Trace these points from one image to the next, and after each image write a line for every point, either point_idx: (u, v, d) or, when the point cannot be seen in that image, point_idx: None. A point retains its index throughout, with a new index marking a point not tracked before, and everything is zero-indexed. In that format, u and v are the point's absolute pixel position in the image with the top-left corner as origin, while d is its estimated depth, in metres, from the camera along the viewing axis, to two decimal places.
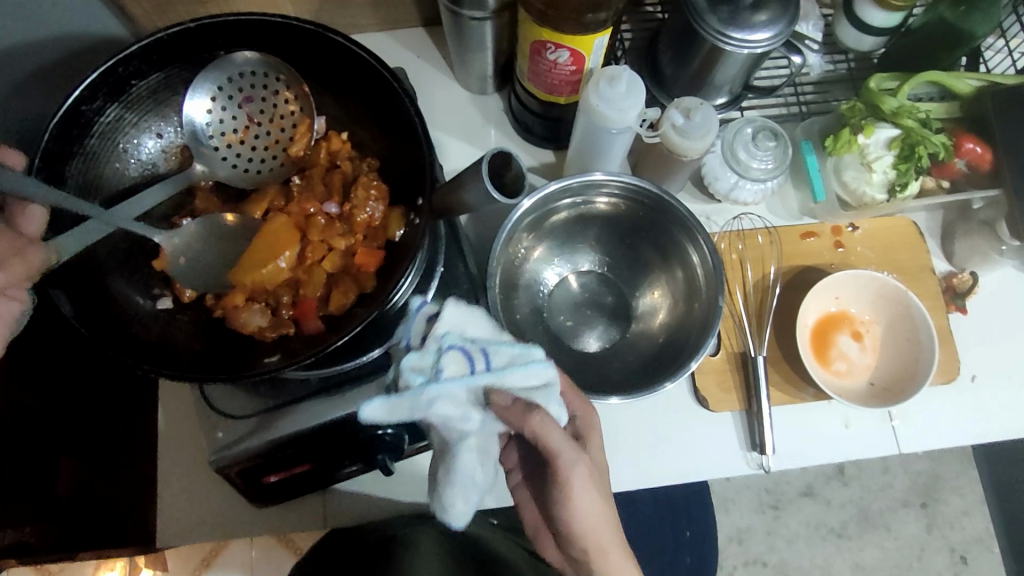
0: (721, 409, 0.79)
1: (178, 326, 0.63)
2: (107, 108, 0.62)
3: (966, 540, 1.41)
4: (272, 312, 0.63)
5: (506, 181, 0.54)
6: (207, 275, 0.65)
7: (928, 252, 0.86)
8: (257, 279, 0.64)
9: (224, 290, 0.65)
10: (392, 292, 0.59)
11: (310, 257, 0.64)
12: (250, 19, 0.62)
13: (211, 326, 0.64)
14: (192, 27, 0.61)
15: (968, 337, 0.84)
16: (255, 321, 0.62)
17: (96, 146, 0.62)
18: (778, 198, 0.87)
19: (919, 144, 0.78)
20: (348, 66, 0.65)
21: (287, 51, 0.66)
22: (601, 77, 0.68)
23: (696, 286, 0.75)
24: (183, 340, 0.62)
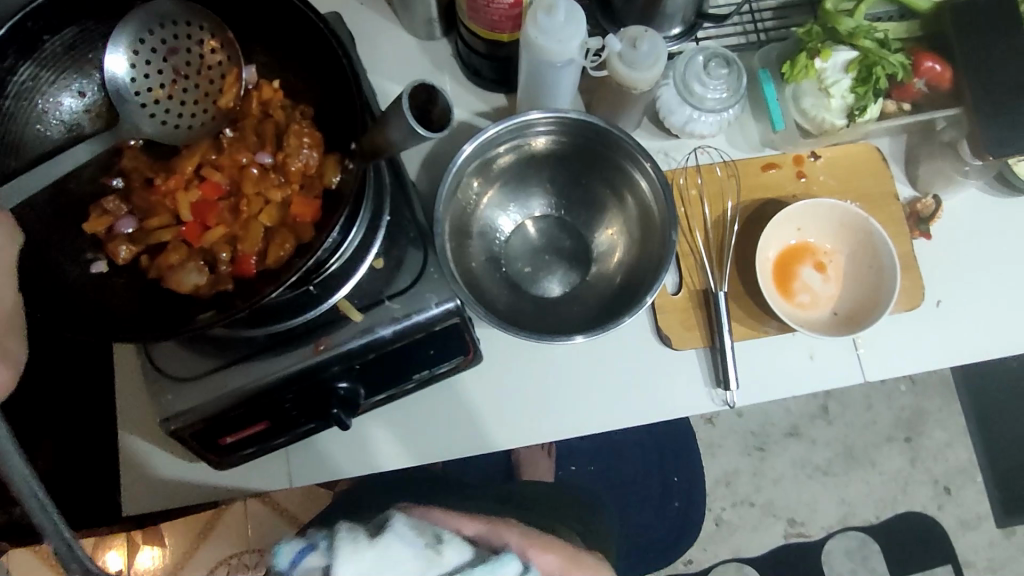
0: (683, 346, 0.79)
1: (114, 290, 0.61)
2: (19, 67, 0.59)
3: (949, 470, 1.42)
4: (210, 270, 0.61)
5: (432, 117, 0.51)
6: (141, 235, 0.63)
7: (892, 178, 0.84)
8: (193, 237, 0.63)
9: (160, 250, 0.63)
10: (328, 237, 0.58)
11: (246, 211, 0.62)
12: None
13: (148, 288, 0.62)
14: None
15: (933, 263, 0.83)
16: (191, 280, 0.60)
17: (11, 108, 0.60)
18: (738, 130, 0.84)
19: (877, 65, 0.76)
20: (272, 9, 0.62)
21: None
22: (538, 8, 0.65)
23: (651, 222, 0.74)
24: (121, 303, 0.61)
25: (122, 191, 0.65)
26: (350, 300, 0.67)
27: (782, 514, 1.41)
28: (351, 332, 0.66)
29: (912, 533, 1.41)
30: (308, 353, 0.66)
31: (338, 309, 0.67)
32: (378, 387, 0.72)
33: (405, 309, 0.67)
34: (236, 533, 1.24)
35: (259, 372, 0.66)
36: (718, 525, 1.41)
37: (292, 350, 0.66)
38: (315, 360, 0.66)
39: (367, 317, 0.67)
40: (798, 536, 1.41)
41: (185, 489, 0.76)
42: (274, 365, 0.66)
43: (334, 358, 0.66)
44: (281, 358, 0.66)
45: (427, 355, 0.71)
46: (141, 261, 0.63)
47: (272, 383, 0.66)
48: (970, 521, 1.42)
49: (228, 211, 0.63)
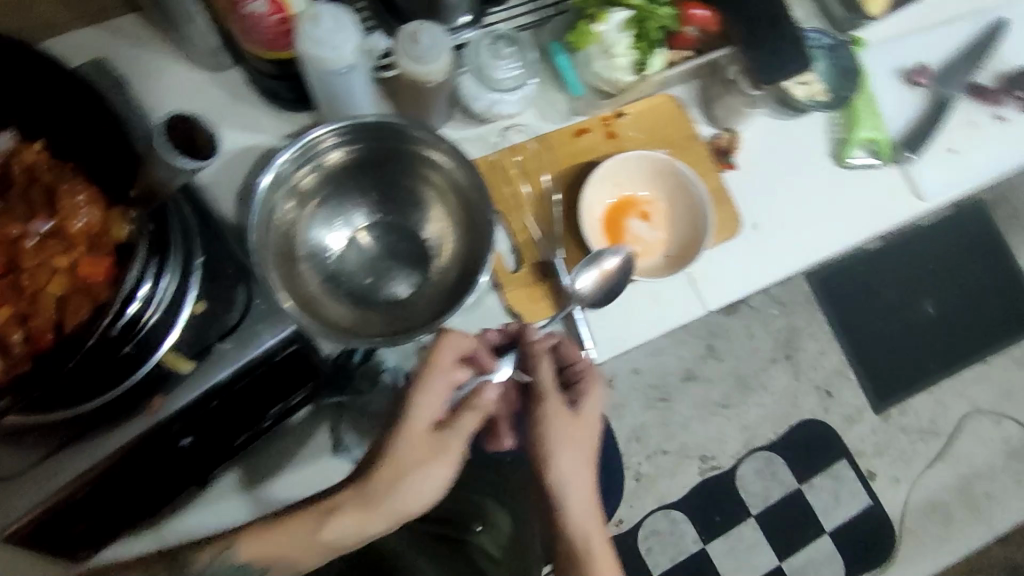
0: (536, 319, 0.81)
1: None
2: None
3: (828, 375, 1.54)
4: (3, 355, 0.56)
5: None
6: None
7: (691, 120, 0.90)
8: None
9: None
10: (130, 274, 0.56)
11: (31, 284, 0.58)
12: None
13: None
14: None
15: (745, 191, 0.89)
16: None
17: None
18: (544, 102, 0.87)
19: (649, 19, 0.81)
20: (9, 63, 0.56)
21: None
22: (304, 19, 0.65)
23: (470, 204, 0.76)
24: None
25: None
26: (180, 353, 0.64)
27: (694, 453, 1.48)
28: (188, 383, 0.64)
29: (810, 441, 1.52)
30: (146, 416, 0.63)
31: (167, 365, 0.64)
32: (236, 432, 0.70)
33: (238, 347, 0.65)
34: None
35: (93, 449, 0.62)
36: (639, 480, 1.46)
37: (126, 419, 0.63)
38: (156, 421, 0.63)
39: (200, 365, 0.65)
40: (712, 469, 1.48)
41: None
42: (112, 437, 0.62)
43: (173, 415, 0.64)
44: (118, 430, 0.63)
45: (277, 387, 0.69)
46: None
47: (112, 455, 0.62)
48: (853, 415, 1.54)
49: (10, 289, 0.58)
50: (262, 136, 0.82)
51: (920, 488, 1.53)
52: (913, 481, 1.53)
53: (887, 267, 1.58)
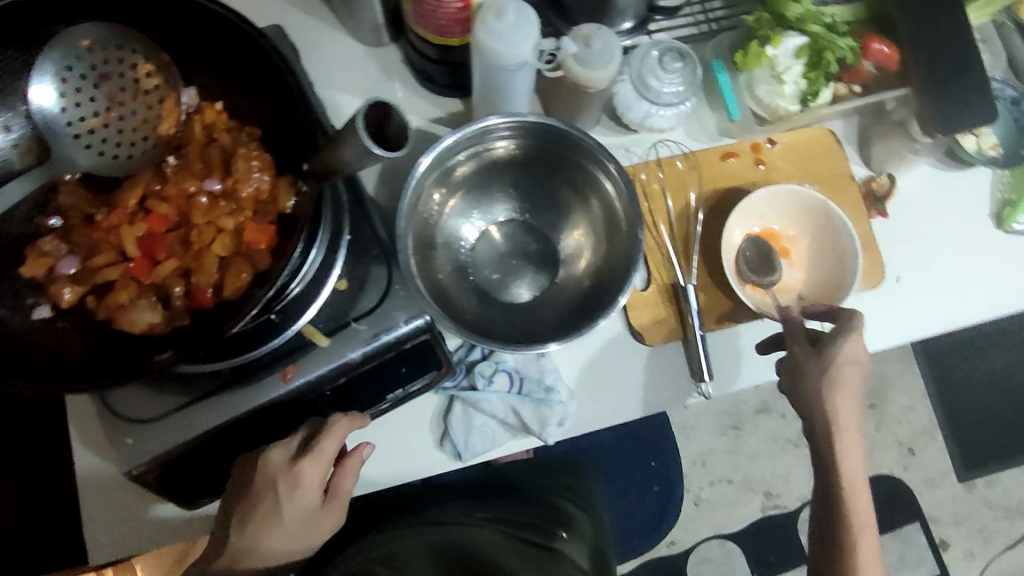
0: (657, 342, 0.78)
1: (59, 335, 0.57)
2: None
3: (913, 432, 1.45)
4: (164, 306, 0.59)
5: (387, 133, 0.50)
6: (86, 275, 0.59)
7: (847, 159, 0.85)
8: (143, 273, 0.59)
9: (107, 289, 0.59)
10: (295, 246, 0.56)
11: (197, 242, 0.59)
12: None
13: (101, 329, 0.59)
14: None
15: (892, 241, 0.84)
16: (145, 319, 0.57)
17: None
18: (696, 122, 0.84)
19: (827, 49, 0.77)
20: (214, 30, 0.59)
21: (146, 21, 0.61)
22: (486, 11, 0.64)
23: (616, 219, 0.73)
24: (68, 350, 0.57)
25: (60, 228, 0.61)
26: (317, 327, 0.65)
27: (758, 488, 1.43)
28: (322, 356, 0.65)
29: (885, 498, 1.43)
30: (278, 382, 0.64)
31: (305, 336, 0.65)
32: (353, 412, 0.70)
33: (373, 329, 0.66)
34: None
35: (227, 406, 0.63)
36: (698, 505, 1.42)
37: (259, 383, 0.64)
38: (286, 390, 0.64)
39: (336, 341, 0.65)
40: (774, 508, 1.43)
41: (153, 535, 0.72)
42: (243, 398, 0.64)
43: (302, 386, 0.64)
44: (251, 392, 0.64)
45: (400, 375, 0.69)
46: (81, 303, 0.59)
47: (244, 415, 0.64)
48: (935, 479, 1.44)
49: (178, 244, 0.60)
50: (408, 117, 0.82)
51: (994, 570, 1.44)
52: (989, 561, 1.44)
53: (1006, 333, 1.46)
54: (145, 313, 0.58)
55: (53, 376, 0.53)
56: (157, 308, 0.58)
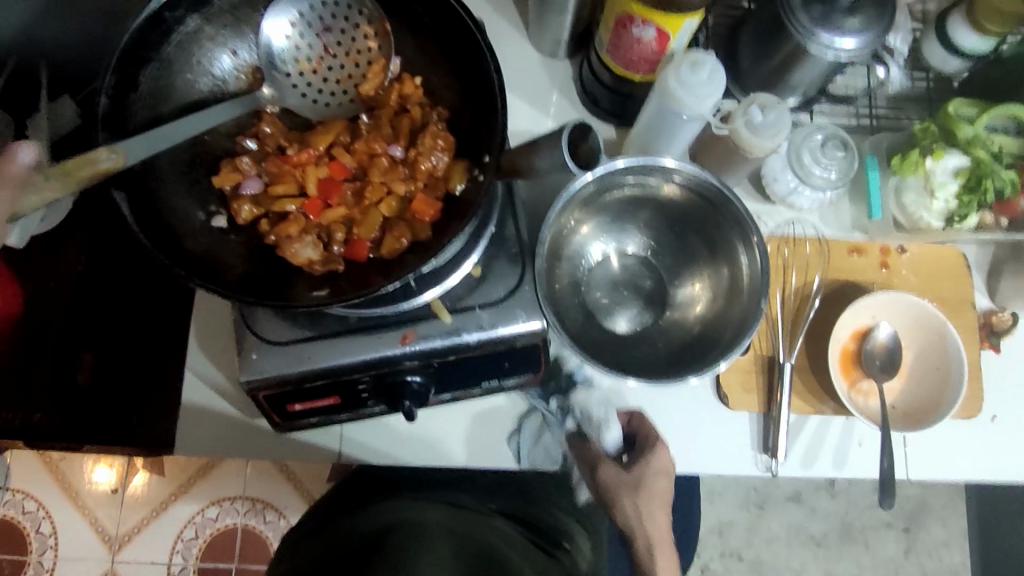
0: (739, 409, 0.80)
1: (229, 247, 0.63)
2: (186, 18, 0.61)
3: (940, 568, 1.35)
4: (324, 247, 0.63)
5: (578, 152, 0.57)
6: (265, 200, 0.65)
7: (973, 286, 0.85)
8: (313, 212, 0.65)
9: (279, 218, 0.65)
10: (462, 228, 0.60)
11: (369, 198, 0.65)
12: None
13: (265, 251, 0.64)
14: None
15: (996, 377, 0.84)
16: (305, 254, 0.62)
17: (172, 55, 0.61)
18: (833, 210, 0.86)
19: (987, 177, 0.77)
20: (437, 15, 0.64)
21: None
22: (682, 61, 0.67)
23: (739, 285, 0.75)
24: (234, 263, 0.62)
25: (255, 152, 0.66)
26: (444, 303, 0.69)
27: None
28: (438, 330, 0.69)
29: None
30: (394, 344, 0.68)
31: (431, 309, 0.69)
32: (447, 387, 0.74)
33: (493, 319, 0.69)
34: (234, 475, 1.25)
35: (344, 349, 0.68)
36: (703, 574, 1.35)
37: (379, 337, 0.68)
38: (398, 352, 0.68)
39: (457, 321, 0.69)
40: None
41: (239, 441, 0.79)
42: (359, 346, 0.68)
43: (417, 352, 0.68)
44: (369, 344, 0.68)
45: (502, 367, 0.73)
46: (253, 223, 0.65)
47: (357, 363, 0.68)
48: None
49: (351, 193, 0.66)
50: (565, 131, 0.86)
51: None
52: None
53: None
54: (307, 249, 0.62)
55: (217, 284, 0.58)
56: (320, 248, 0.63)
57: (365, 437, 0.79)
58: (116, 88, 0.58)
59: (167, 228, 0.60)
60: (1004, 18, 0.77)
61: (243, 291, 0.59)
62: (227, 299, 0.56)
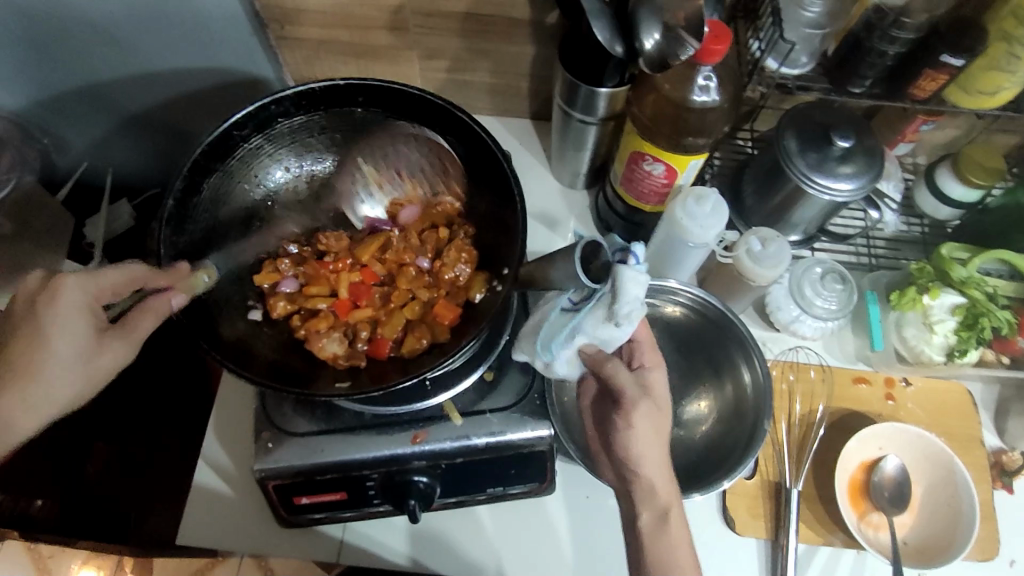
0: (746, 534, 0.79)
1: (261, 338, 0.68)
2: (252, 137, 0.69)
3: None
4: (348, 344, 0.68)
5: (590, 268, 0.63)
6: (299, 298, 0.70)
7: (980, 423, 0.86)
8: (342, 312, 0.71)
9: (310, 315, 0.70)
10: (483, 326, 0.63)
11: (395, 302, 0.71)
12: (368, 83, 0.69)
13: (293, 346, 0.69)
14: (341, 84, 0.69)
15: (1011, 518, 0.82)
16: (332, 348, 0.67)
17: (234, 167, 0.69)
18: (836, 340, 0.89)
19: (983, 316, 0.80)
20: (467, 144, 0.72)
21: (406, 113, 0.72)
22: (689, 195, 0.74)
23: (744, 404, 0.77)
24: (264, 352, 0.67)
25: (294, 255, 0.72)
26: (455, 404, 0.72)
27: None
28: (448, 432, 0.71)
29: None
30: (404, 442, 0.70)
31: (442, 410, 0.72)
32: (452, 490, 0.75)
33: (503, 424, 0.71)
34: None
35: (357, 444, 0.70)
36: None
37: (391, 436, 0.71)
38: (408, 450, 0.70)
39: (466, 423, 0.71)
40: None
41: (240, 535, 0.79)
42: (371, 442, 0.70)
43: (425, 452, 0.70)
44: (380, 442, 0.70)
45: (507, 474, 0.74)
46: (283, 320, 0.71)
47: (368, 459, 0.70)
48: None
49: (379, 297, 0.72)
50: None
51: None
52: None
53: None
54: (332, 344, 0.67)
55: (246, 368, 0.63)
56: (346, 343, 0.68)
57: (367, 539, 0.79)
58: (184, 191, 0.66)
59: (207, 315, 0.65)
60: (987, 172, 0.83)
61: (269, 378, 0.63)
62: (254, 382, 0.60)
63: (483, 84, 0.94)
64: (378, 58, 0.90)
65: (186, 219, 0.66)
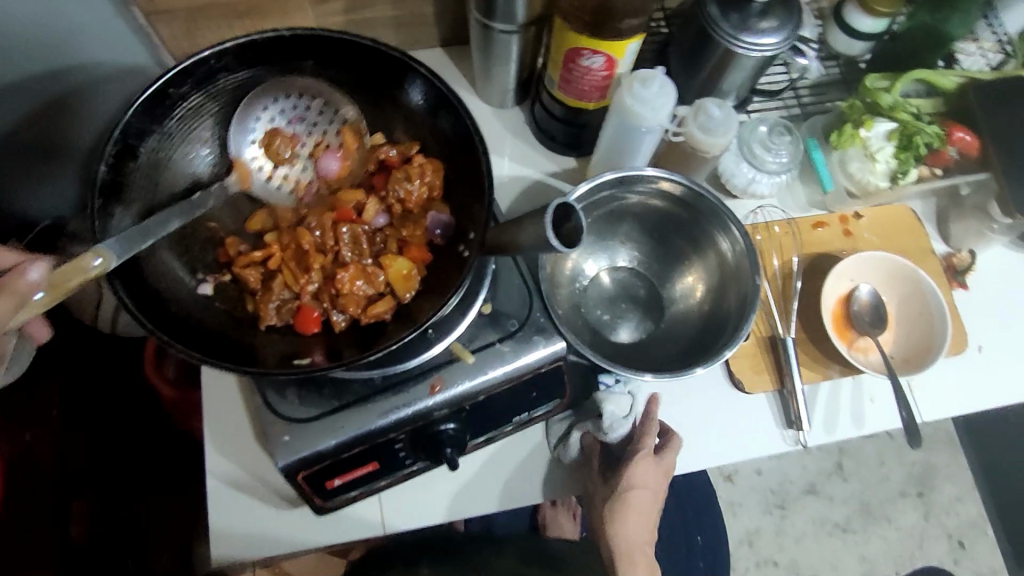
0: (755, 391, 0.83)
1: (213, 312, 0.65)
2: (190, 94, 0.65)
3: (961, 526, 1.66)
4: (300, 299, 0.66)
5: (563, 231, 0.55)
6: (263, 254, 0.67)
7: (927, 235, 0.92)
8: (297, 261, 0.67)
9: (268, 268, 0.67)
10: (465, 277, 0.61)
11: (359, 247, 0.67)
12: (313, 33, 0.64)
13: (243, 320, 0.66)
14: (287, 35, 0.65)
15: (971, 311, 0.90)
16: (280, 305, 0.65)
17: (174, 128, 0.66)
18: (789, 193, 0.92)
19: (915, 134, 0.86)
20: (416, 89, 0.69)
21: (358, 63, 0.68)
22: (633, 80, 0.73)
23: (730, 270, 0.80)
24: (224, 329, 0.64)
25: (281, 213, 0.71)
26: (463, 345, 0.71)
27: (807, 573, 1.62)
28: (465, 373, 0.70)
29: None
30: (424, 395, 0.69)
31: (451, 353, 0.71)
32: (482, 429, 0.73)
33: (515, 351, 0.71)
34: None
35: (377, 412, 0.69)
36: None
37: (408, 392, 0.69)
38: (429, 403, 0.69)
39: (480, 360, 0.70)
40: None
41: (269, 540, 0.75)
42: (391, 406, 0.69)
43: (446, 399, 0.69)
44: (400, 400, 0.69)
45: (529, 398, 0.73)
46: (233, 282, 0.68)
47: (392, 422, 0.68)
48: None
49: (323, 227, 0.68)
50: (530, 171, 0.90)
51: None
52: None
53: None
54: (283, 309, 0.65)
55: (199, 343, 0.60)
56: (313, 304, 0.65)
57: (404, 504, 0.77)
58: (118, 156, 0.61)
59: (154, 292, 0.62)
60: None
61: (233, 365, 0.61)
62: (231, 370, 0.57)
63: (380, 20, 0.89)
64: (268, 15, 0.82)
65: (123, 188, 0.62)
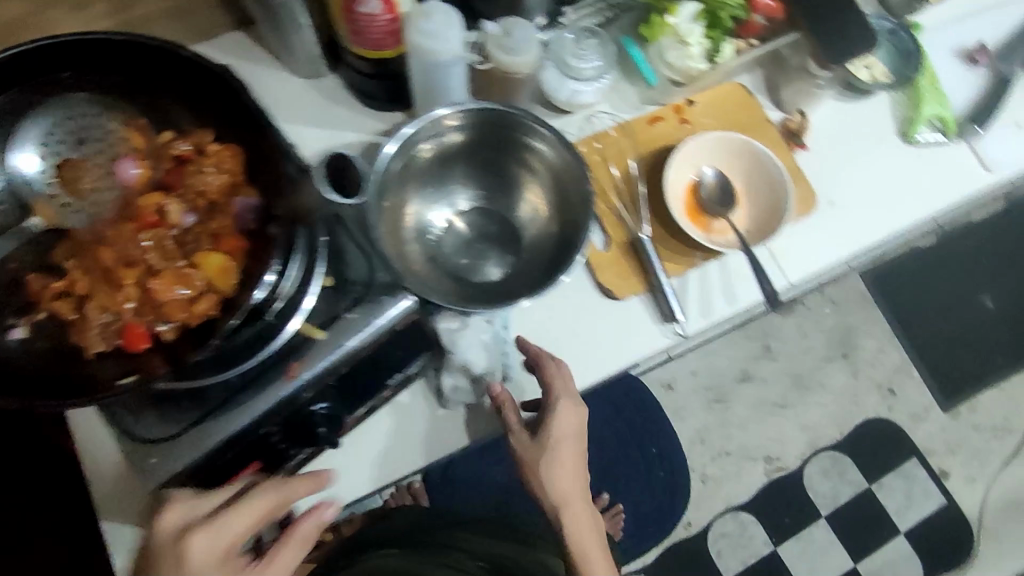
0: (625, 295, 0.85)
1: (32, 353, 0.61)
2: None
3: (887, 373, 1.76)
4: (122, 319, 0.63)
5: None
6: (74, 282, 0.64)
7: (760, 106, 0.94)
8: (111, 280, 0.64)
9: (81, 295, 0.64)
10: None
11: (170, 253, 0.65)
12: (64, 40, 0.63)
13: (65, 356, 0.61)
14: (35, 48, 0.62)
15: (816, 169, 0.93)
16: (101, 329, 0.62)
17: None
18: (618, 95, 0.92)
19: (720, 9, 0.88)
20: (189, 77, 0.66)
21: (123, 64, 0.66)
22: (416, 15, 0.71)
23: (566, 180, 0.81)
24: (46, 369, 0.60)
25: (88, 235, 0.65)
26: (313, 323, 0.68)
27: (759, 455, 1.69)
28: (321, 351, 0.68)
29: (873, 436, 1.73)
30: (284, 383, 0.67)
31: (303, 335, 0.68)
32: (357, 400, 0.73)
33: (365, 317, 0.69)
34: None
35: (240, 411, 0.67)
36: (705, 482, 1.66)
37: (267, 384, 0.67)
38: (291, 389, 0.67)
39: (333, 335, 0.68)
40: (777, 469, 1.69)
41: None
42: (253, 402, 0.67)
43: (308, 381, 0.68)
44: (262, 395, 0.67)
45: (396, 358, 0.73)
46: (50, 320, 0.63)
47: (258, 418, 0.67)
48: (918, 412, 1.75)
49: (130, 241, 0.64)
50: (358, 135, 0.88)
51: (984, 477, 1.72)
52: (988, 481, 1.72)
53: (927, 264, 1.83)
54: (107, 333, 0.62)
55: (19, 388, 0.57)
56: (136, 321, 0.62)
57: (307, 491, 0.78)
58: None
59: None
60: None
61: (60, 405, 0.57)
62: None
63: (161, 13, 0.84)
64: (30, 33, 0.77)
65: None
